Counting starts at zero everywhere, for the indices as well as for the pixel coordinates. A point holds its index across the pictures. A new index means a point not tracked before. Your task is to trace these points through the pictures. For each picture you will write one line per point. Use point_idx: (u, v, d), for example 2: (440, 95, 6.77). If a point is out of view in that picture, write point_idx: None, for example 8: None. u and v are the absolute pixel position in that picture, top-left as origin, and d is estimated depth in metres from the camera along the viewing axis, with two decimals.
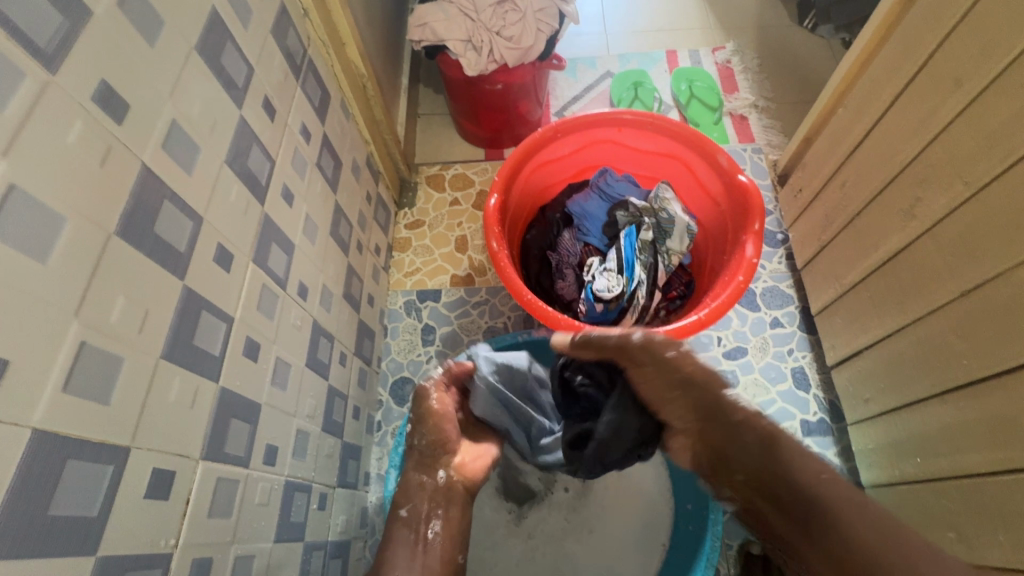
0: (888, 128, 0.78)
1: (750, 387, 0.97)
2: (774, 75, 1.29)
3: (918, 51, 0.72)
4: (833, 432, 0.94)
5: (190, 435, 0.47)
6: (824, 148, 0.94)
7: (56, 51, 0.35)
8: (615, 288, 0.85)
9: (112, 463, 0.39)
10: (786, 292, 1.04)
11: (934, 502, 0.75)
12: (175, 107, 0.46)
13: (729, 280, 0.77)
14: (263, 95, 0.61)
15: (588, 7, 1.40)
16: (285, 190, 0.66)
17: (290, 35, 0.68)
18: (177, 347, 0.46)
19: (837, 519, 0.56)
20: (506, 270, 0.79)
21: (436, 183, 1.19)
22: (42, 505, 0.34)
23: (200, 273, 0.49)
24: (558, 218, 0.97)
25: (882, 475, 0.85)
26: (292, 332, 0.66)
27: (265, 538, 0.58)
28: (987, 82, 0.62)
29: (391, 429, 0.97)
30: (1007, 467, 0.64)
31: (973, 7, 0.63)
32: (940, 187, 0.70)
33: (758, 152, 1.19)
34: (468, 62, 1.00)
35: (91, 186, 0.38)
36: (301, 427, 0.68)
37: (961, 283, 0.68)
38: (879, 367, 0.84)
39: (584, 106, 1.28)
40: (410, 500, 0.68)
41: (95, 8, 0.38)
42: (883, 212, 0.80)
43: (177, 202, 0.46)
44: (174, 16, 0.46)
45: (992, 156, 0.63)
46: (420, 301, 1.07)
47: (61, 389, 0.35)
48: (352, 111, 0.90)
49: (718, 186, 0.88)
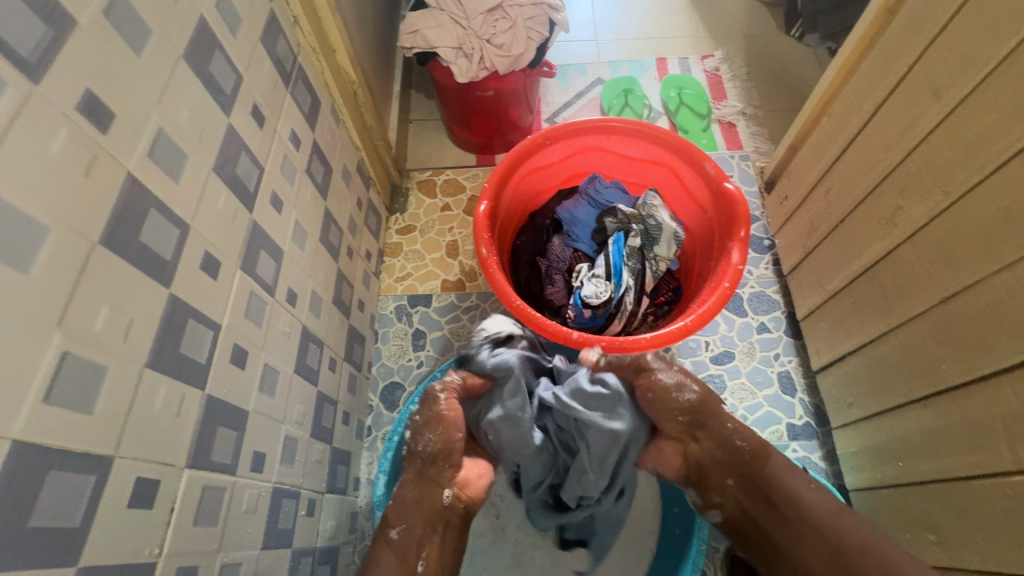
0: (870, 137, 0.80)
1: (737, 392, 0.98)
2: (762, 83, 1.31)
3: (900, 62, 0.73)
4: (819, 436, 0.95)
5: (175, 444, 0.47)
6: (809, 155, 0.96)
7: (39, 61, 0.35)
8: (604, 294, 0.86)
9: (94, 472, 0.39)
10: (773, 298, 1.05)
11: (915, 505, 0.76)
12: (161, 115, 0.46)
13: (715, 287, 0.78)
14: (252, 102, 0.61)
15: (579, 15, 1.41)
16: (274, 197, 0.66)
17: (279, 43, 0.68)
18: (162, 356, 0.46)
19: (817, 519, 0.66)
20: (494, 276, 0.79)
21: (427, 188, 1.19)
22: (21, 517, 0.34)
23: (186, 280, 0.49)
24: (548, 224, 0.98)
25: (865, 478, 0.86)
26: (281, 339, 0.66)
27: (252, 545, 0.58)
28: (964, 94, 0.64)
29: (382, 434, 0.97)
30: (985, 472, 0.65)
31: (952, 20, 0.65)
32: (920, 196, 0.71)
33: (746, 159, 1.21)
34: (458, 68, 1.01)
35: (74, 195, 0.38)
36: (290, 433, 0.68)
37: (941, 290, 0.70)
38: (862, 372, 0.85)
39: (575, 113, 1.29)
40: (404, 520, 0.65)
41: (79, 18, 0.38)
42: (867, 220, 0.81)
43: (163, 211, 0.46)
44: (161, 25, 0.46)
45: (969, 167, 0.64)
46: (410, 306, 1.07)
47: (42, 399, 0.35)
48: (343, 117, 0.90)
49: (704, 194, 0.89)
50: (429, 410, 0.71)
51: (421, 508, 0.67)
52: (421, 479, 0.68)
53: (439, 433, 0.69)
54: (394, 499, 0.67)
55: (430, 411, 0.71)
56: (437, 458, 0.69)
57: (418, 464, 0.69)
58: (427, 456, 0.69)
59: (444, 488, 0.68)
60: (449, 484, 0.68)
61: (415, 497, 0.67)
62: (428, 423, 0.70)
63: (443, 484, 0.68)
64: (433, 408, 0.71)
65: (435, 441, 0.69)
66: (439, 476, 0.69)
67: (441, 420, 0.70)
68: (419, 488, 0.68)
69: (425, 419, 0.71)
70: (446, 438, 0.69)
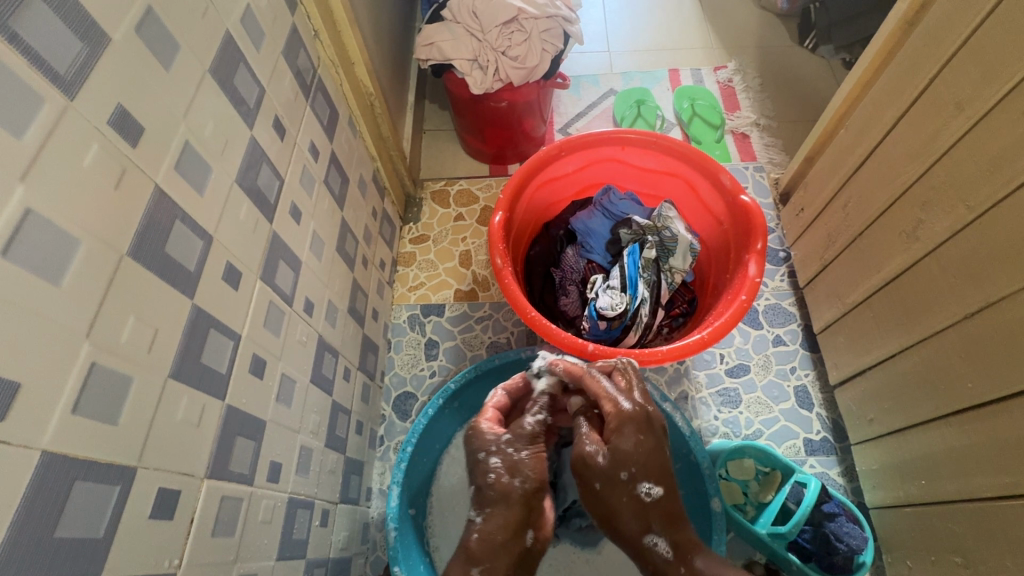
0: (891, 149, 0.79)
1: (752, 405, 0.97)
2: (775, 94, 1.31)
3: (920, 76, 0.73)
4: (837, 452, 0.94)
5: (195, 454, 0.47)
6: (826, 167, 0.95)
7: (75, 77, 0.36)
8: (619, 306, 0.84)
9: (118, 483, 0.39)
10: (789, 310, 1.04)
11: (939, 524, 0.75)
12: (188, 129, 0.47)
13: (732, 300, 0.77)
14: (274, 114, 0.62)
15: (592, 26, 1.42)
16: (293, 208, 0.67)
17: (300, 55, 0.69)
18: (185, 366, 0.46)
19: None
20: (509, 286, 0.79)
21: (441, 198, 1.20)
22: (48, 527, 0.34)
23: (208, 290, 0.49)
24: (562, 235, 0.99)
25: (887, 496, 0.84)
26: (297, 348, 0.67)
27: (267, 556, 0.58)
28: (988, 107, 0.63)
29: (394, 444, 0.97)
30: (1013, 492, 0.64)
31: (973, 34, 0.64)
32: (942, 210, 0.70)
33: (760, 170, 1.20)
34: (474, 80, 1.02)
35: (105, 207, 0.38)
36: (305, 443, 0.68)
37: (965, 305, 0.68)
38: (882, 387, 0.84)
39: (587, 123, 1.29)
40: (489, 558, 0.54)
41: (113, 35, 0.39)
42: (887, 233, 0.80)
43: (188, 222, 0.47)
44: (190, 40, 0.47)
45: (994, 182, 0.63)
46: (424, 316, 1.07)
47: (70, 409, 0.35)
48: (360, 129, 0.91)
49: (720, 206, 0.89)
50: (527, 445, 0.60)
51: (506, 551, 0.55)
52: (513, 512, 0.57)
53: (536, 466, 0.59)
54: (478, 529, 0.56)
55: (530, 448, 0.60)
56: (532, 497, 0.58)
57: (513, 497, 0.57)
58: (525, 492, 0.58)
59: (530, 528, 0.57)
60: (533, 525, 0.58)
61: (502, 540, 0.55)
62: (525, 457, 0.59)
63: (530, 523, 0.57)
64: (529, 443, 0.60)
65: (535, 476, 0.59)
66: (528, 514, 0.57)
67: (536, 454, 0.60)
68: (509, 526, 0.56)
69: (523, 455, 0.60)
70: (543, 475, 0.59)
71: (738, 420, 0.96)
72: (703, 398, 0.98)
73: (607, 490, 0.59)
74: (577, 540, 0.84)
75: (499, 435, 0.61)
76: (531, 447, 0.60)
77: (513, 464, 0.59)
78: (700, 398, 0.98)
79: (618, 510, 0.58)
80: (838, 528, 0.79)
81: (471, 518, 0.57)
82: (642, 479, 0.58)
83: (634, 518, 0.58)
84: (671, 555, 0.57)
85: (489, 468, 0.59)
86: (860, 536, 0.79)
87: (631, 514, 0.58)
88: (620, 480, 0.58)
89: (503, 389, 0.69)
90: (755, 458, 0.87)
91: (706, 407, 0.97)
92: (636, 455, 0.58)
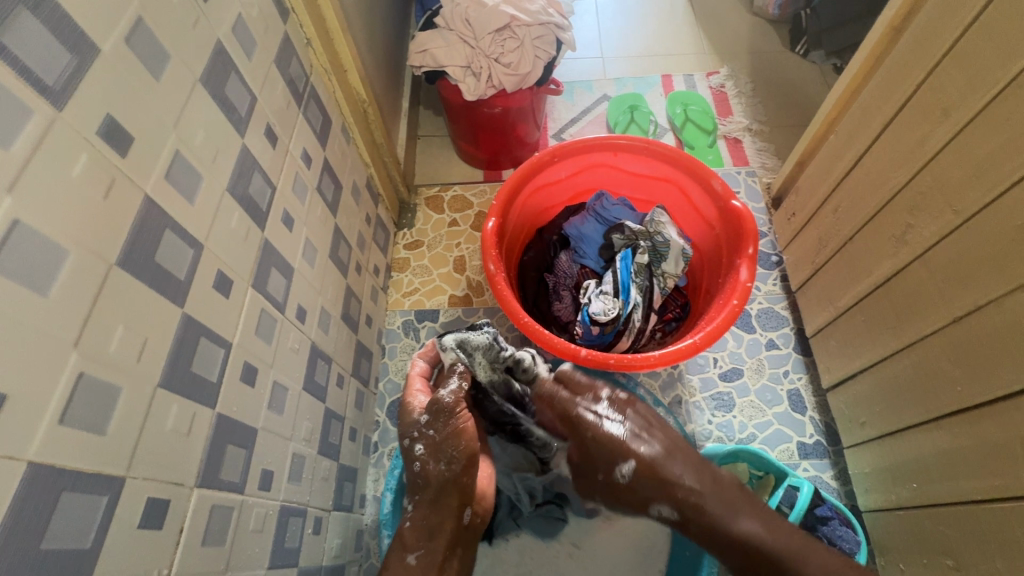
0: (879, 154, 0.80)
1: (746, 409, 0.97)
2: (767, 100, 1.32)
3: (907, 81, 0.74)
4: (830, 455, 0.94)
5: (185, 463, 0.47)
6: (816, 172, 0.96)
7: (63, 88, 0.36)
8: (612, 311, 0.85)
9: (106, 493, 0.39)
10: (782, 314, 1.05)
11: (931, 528, 0.75)
12: (178, 138, 0.47)
13: (723, 305, 0.78)
14: (266, 122, 0.62)
15: (585, 32, 1.43)
16: (285, 215, 0.67)
17: (293, 63, 0.69)
18: (175, 375, 0.46)
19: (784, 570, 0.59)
20: (502, 292, 0.79)
21: (435, 204, 1.20)
22: (34, 538, 0.34)
23: (199, 298, 0.49)
24: (555, 240, 0.99)
25: (879, 499, 0.85)
26: (290, 356, 0.67)
27: (259, 564, 0.58)
28: (974, 112, 0.64)
29: (388, 450, 0.97)
30: (1004, 495, 0.64)
31: (958, 41, 0.65)
32: (929, 214, 0.71)
33: (752, 175, 1.21)
34: (467, 87, 1.03)
35: (94, 217, 0.38)
36: (298, 451, 0.68)
37: (953, 309, 0.69)
38: (873, 390, 0.84)
39: (581, 129, 1.30)
40: (424, 545, 0.56)
41: (103, 46, 0.39)
42: (876, 237, 0.81)
43: (179, 231, 0.47)
44: (180, 50, 0.47)
45: (981, 186, 0.64)
46: (417, 321, 1.07)
47: (57, 421, 0.35)
48: (353, 135, 0.91)
49: (712, 211, 0.90)
50: (446, 424, 0.58)
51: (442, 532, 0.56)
52: (445, 495, 0.57)
53: (462, 441, 0.57)
54: (411, 517, 0.57)
55: (451, 425, 0.58)
56: (463, 479, 0.56)
57: (441, 480, 0.57)
58: (452, 474, 0.56)
59: (464, 507, 0.57)
60: (467, 504, 0.57)
61: (436, 522, 0.56)
62: (446, 438, 0.57)
63: (465, 501, 0.57)
64: (449, 421, 0.58)
65: (460, 455, 0.57)
66: (457, 498, 0.56)
67: (459, 433, 0.57)
68: (438, 510, 0.56)
69: (444, 435, 0.58)
70: (469, 449, 0.57)
71: (732, 424, 0.96)
72: (697, 402, 0.98)
73: (608, 490, 0.70)
74: (538, 531, 0.84)
75: (417, 419, 0.61)
76: (445, 423, 0.58)
77: (432, 446, 0.58)
78: (693, 402, 0.98)
79: (620, 495, 0.69)
80: (831, 532, 0.80)
81: (406, 506, 0.59)
82: (615, 468, 0.67)
83: (633, 497, 0.68)
84: (677, 512, 0.65)
85: (414, 456, 0.59)
86: (853, 539, 0.80)
87: (633, 495, 0.68)
88: (607, 480, 0.69)
89: (422, 357, 0.73)
90: (749, 463, 0.87)
91: (700, 411, 0.97)
92: (596, 451, 0.68)
